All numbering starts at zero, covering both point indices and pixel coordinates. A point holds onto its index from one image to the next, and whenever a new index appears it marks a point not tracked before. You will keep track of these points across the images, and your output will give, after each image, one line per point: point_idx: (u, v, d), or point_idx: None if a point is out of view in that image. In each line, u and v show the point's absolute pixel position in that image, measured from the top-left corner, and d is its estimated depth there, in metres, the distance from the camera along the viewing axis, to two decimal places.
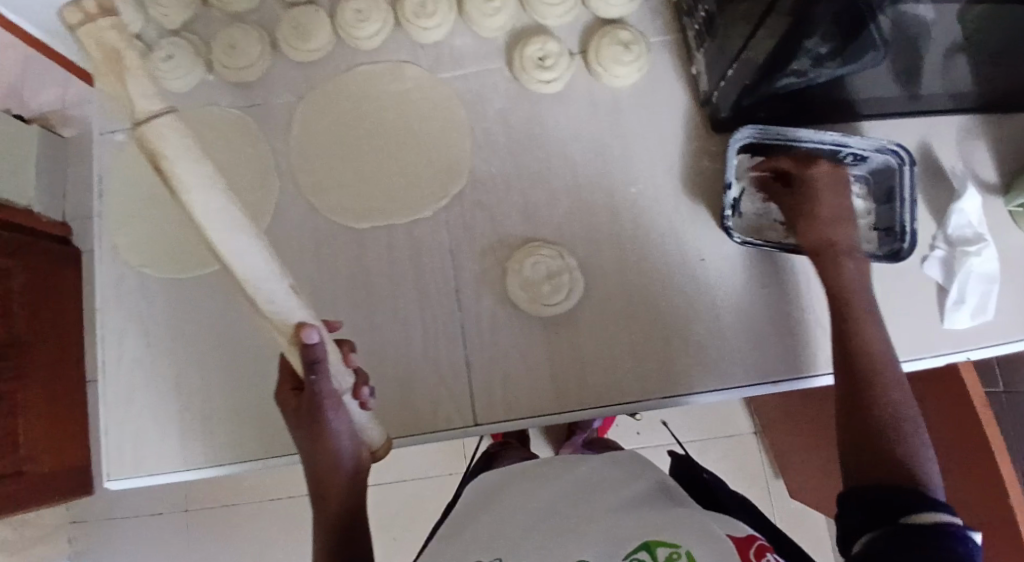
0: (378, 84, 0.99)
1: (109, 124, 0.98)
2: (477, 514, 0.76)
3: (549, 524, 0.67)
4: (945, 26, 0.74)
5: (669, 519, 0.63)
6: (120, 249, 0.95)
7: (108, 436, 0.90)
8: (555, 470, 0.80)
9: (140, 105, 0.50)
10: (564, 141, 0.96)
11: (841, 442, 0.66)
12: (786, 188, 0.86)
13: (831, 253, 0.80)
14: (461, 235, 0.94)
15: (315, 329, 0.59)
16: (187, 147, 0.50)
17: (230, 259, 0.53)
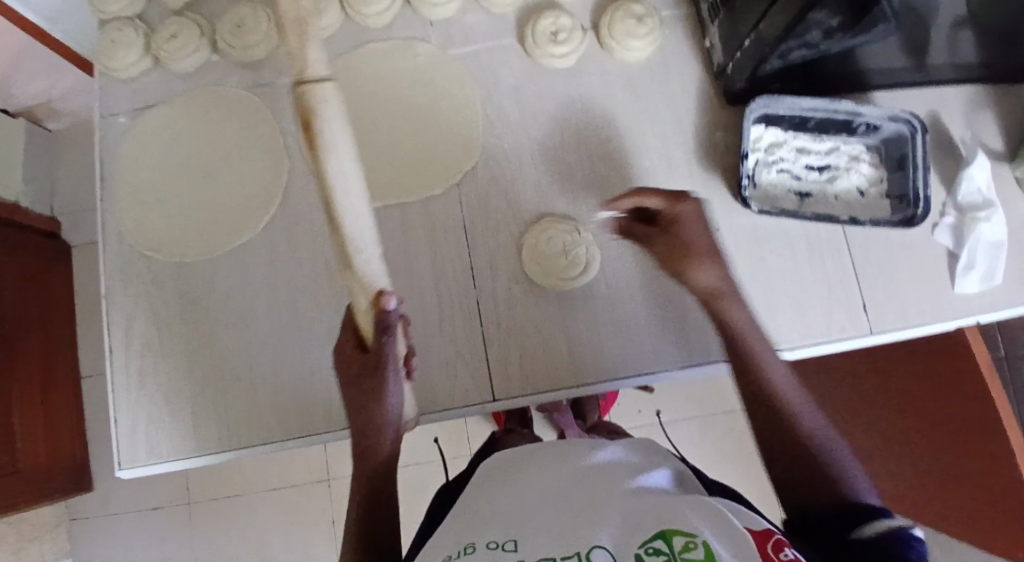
0: (390, 62, 0.98)
1: (113, 107, 0.96)
2: (490, 493, 0.75)
3: (555, 517, 0.65)
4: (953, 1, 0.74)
5: (690, 503, 0.61)
6: (127, 231, 0.93)
7: (118, 422, 0.88)
8: (558, 452, 0.78)
9: (309, 68, 0.58)
10: (578, 115, 0.96)
11: (764, 454, 0.67)
12: (650, 226, 0.80)
13: (717, 301, 0.76)
14: (476, 210, 0.93)
15: (394, 299, 0.64)
16: (342, 116, 0.59)
17: (348, 217, 0.60)
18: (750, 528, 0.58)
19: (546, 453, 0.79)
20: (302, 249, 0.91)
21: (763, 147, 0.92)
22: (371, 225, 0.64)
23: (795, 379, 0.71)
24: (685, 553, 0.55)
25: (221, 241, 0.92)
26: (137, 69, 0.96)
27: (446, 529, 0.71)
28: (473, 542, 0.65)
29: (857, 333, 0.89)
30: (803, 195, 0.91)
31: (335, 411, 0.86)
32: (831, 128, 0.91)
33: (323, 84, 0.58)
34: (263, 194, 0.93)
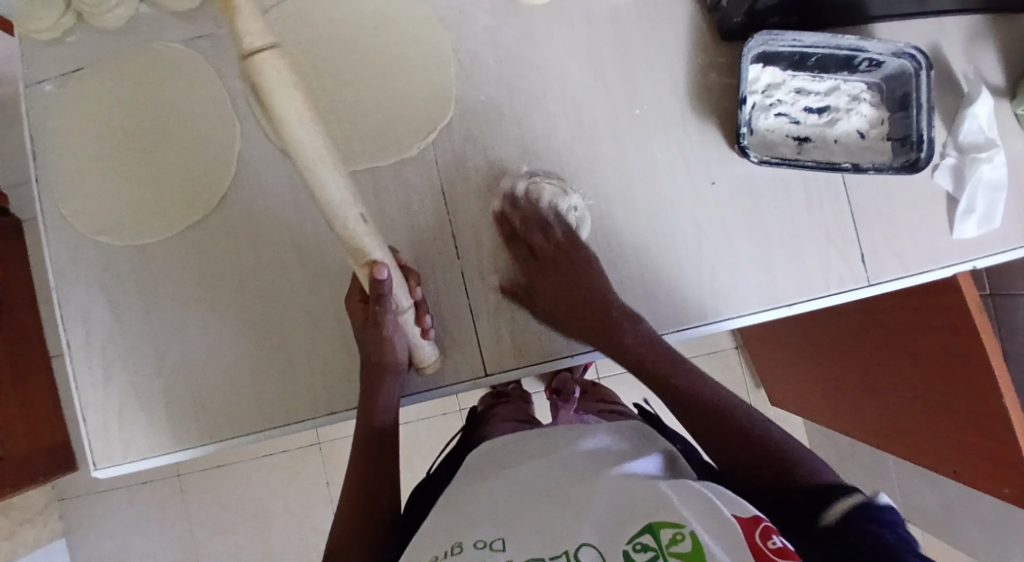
0: (347, 8, 0.88)
1: (37, 74, 0.85)
2: (484, 483, 0.76)
3: (546, 506, 0.66)
4: None
5: (680, 492, 0.63)
6: (71, 216, 0.84)
7: (88, 421, 0.83)
8: (541, 446, 0.80)
9: (247, 38, 0.52)
10: (558, 61, 0.88)
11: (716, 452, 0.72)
12: (531, 251, 0.85)
13: (612, 317, 0.81)
14: (454, 173, 0.87)
15: (385, 268, 0.67)
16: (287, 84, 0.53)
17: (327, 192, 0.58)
18: (738, 513, 0.59)
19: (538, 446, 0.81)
20: (267, 224, 0.84)
21: (760, 89, 0.85)
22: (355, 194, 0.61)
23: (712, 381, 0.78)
24: (673, 546, 0.55)
25: (177, 220, 0.84)
26: (59, 30, 0.84)
27: (440, 512, 0.72)
28: (460, 541, 0.63)
29: (855, 284, 0.86)
30: (802, 140, 0.86)
31: (322, 396, 0.83)
32: (831, 66, 0.85)
33: (260, 52, 0.51)
34: (218, 165, 0.84)
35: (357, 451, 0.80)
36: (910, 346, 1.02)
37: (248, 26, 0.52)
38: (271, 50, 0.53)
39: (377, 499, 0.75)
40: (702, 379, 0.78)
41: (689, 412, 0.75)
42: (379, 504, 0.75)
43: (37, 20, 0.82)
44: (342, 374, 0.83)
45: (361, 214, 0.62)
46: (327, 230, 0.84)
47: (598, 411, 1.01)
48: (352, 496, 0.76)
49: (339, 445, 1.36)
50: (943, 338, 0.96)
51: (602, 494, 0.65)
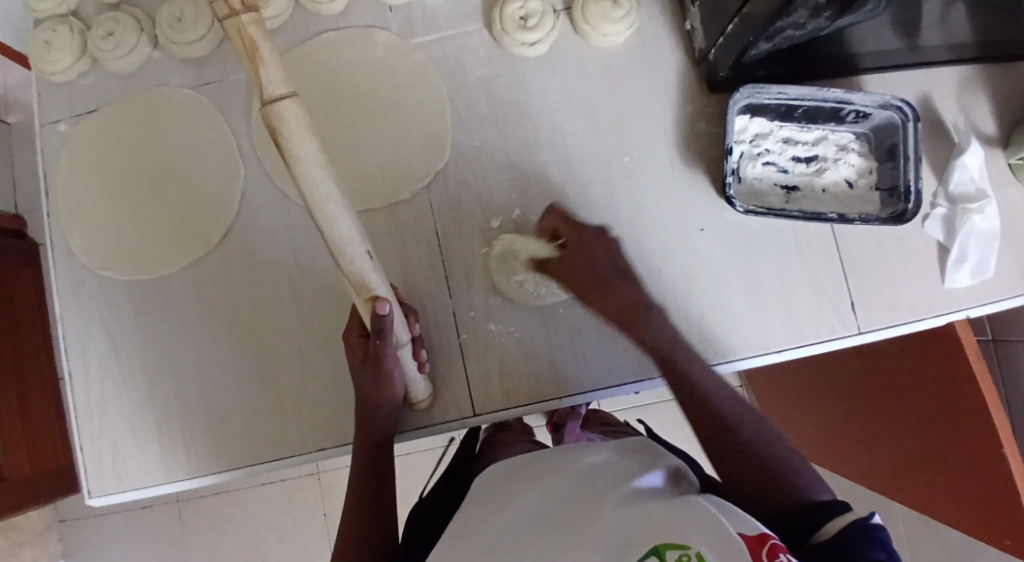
0: (347, 54, 0.92)
1: (50, 114, 0.89)
2: (477, 518, 0.74)
3: (547, 539, 0.65)
4: None
5: (676, 512, 0.60)
6: (77, 252, 0.88)
7: (84, 452, 0.85)
8: (528, 476, 0.79)
9: (268, 86, 0.53)
10: (550, 108, 0.91)
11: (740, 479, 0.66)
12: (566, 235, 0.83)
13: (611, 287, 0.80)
14: (447, 216, 0.89)
15: (387, 303, 0.67)
16: (304, 128, 0.54)
17: (330, 226, 0.59)
18: (744, 533, 0.56)
19: (532, 476, 0.79)
20: (264, 261, 0.86)
21: (747, 138, 0.87)
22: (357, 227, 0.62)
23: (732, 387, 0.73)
24: None
25: (179, 257, 0.86)
26: (74, 72, 0.89)
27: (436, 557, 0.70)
28: None
29: (846, 332, 0.86)
30: (790, 189, 0.87)
31: (310, 432, 0.84)
32: (819, 117, 0.86)
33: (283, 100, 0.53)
34: (219, 203, 0.87)
35: (353, 483, 0.79)
36: (900, 390, 0.97)
37: (269, 76, 0.53)
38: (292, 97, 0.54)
39: (369, 538, 0.75)
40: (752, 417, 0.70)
41: (698, 417, 0.72)
42: (375, 542, 0.74)
43: (53, 61, 0.88)
44: (331, 412, 0.84)
45: (368, 251, 0.63)
46: (322, 266, 0.86)
47: (603, 433, 1.05)
48: (346, 540, 0.75)
49: (336, 475, 1.36)
50: (932, 386, 0.91)
51: (597, 521, 0.64)
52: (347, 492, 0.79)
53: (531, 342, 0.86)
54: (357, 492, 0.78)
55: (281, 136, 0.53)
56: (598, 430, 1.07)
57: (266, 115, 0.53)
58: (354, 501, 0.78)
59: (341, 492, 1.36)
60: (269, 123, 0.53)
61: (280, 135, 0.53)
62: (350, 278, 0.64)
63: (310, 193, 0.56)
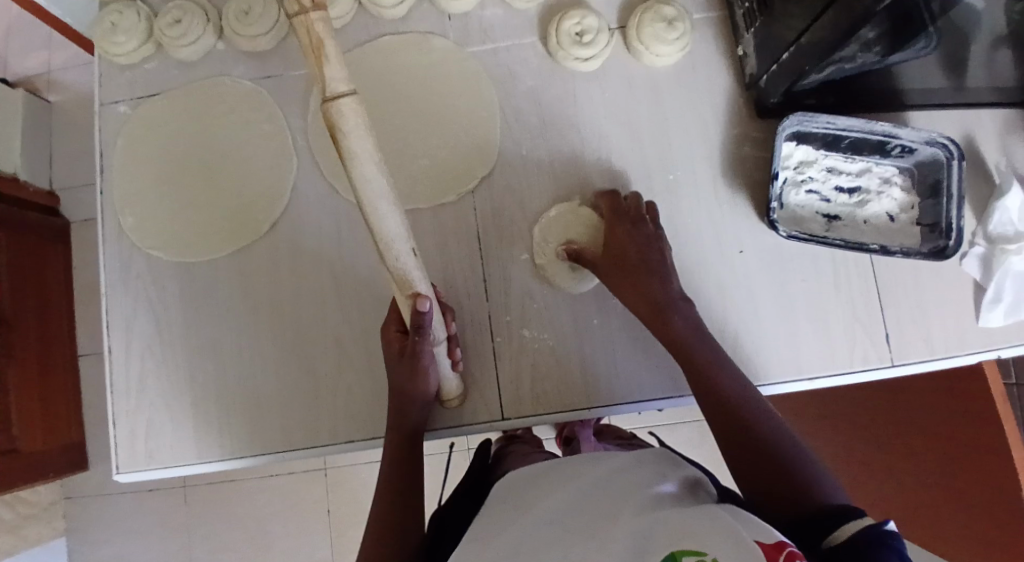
0: (404, 57, 0.94)
1: (110, 94, 0.92)
2: (504, 518, 0.75)
3: (570, 540, 0.65)
4: (989, 21, 0.72)
5: (694, 521, 0.60)
6: (126, 230, 0.90)
7: (117, 426, 0.86)
8: (555, 479, 0.80)
9: (329, 85, 0.56)
10: (598, 123, 0.92)
11: (753, 470, 0.66)
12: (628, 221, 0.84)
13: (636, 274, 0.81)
14: (489, 221, 0.91)
15: (428, 300, 0.69)
16: (362, 125, 0.57)
17: (379, 222, 0.61)
18: (760, 539, 0.55)
19: (557, 480, 0.79)
20: (309, 251, 0.88)
21: (792, 165, 0.88)
22: (404, 224, 0.63)
23: (748, 383, 0.74)
24: None
25: (228, 243, 0.88)
26: (137, 56, 0.92)
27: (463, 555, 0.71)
28: None
29: (879, 363, 0.86)
30: (832, 218, 0.88)
31: (341, 424, 0.85)
32: (864, 149, 0.87)
33: (343, 97, 0.55)
34: (269, 194, 0.89)
35: (384, 477, 0.80)
36: (918, 425, 0.97)
37: (333, 73, 0.55)
38: (352, 96, 0.56)
39: (401, 529, 0.76)
40: (770, 416, 0.70)
41: (718, 416, 0.72)
42: (404, 536, 0.75)
43: (118, 44, 0.90)
44: (363, 405, 0.85)
45: (412, 249, 0.65)
46: (364, 261, 0.88)
47: (618, 443, 1.08)
48: (375, 532, 0.76)
49: (344, 472, 1.37)
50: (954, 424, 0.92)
51: (619, 527, 0.64)
52: (377, 485, 0.80)
53: (565, 349, 0.87)
54: (388, 486, 0.79)
55: (338, 131, 0.56)
56: (612, 438, 1.10)
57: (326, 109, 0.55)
58: (386, 491, 0.78)
59: (348, 488, 1.36)
60: (328, 118, 0.56)
61: (337, 130, 0.56)
62: (393, 274, 0.66)
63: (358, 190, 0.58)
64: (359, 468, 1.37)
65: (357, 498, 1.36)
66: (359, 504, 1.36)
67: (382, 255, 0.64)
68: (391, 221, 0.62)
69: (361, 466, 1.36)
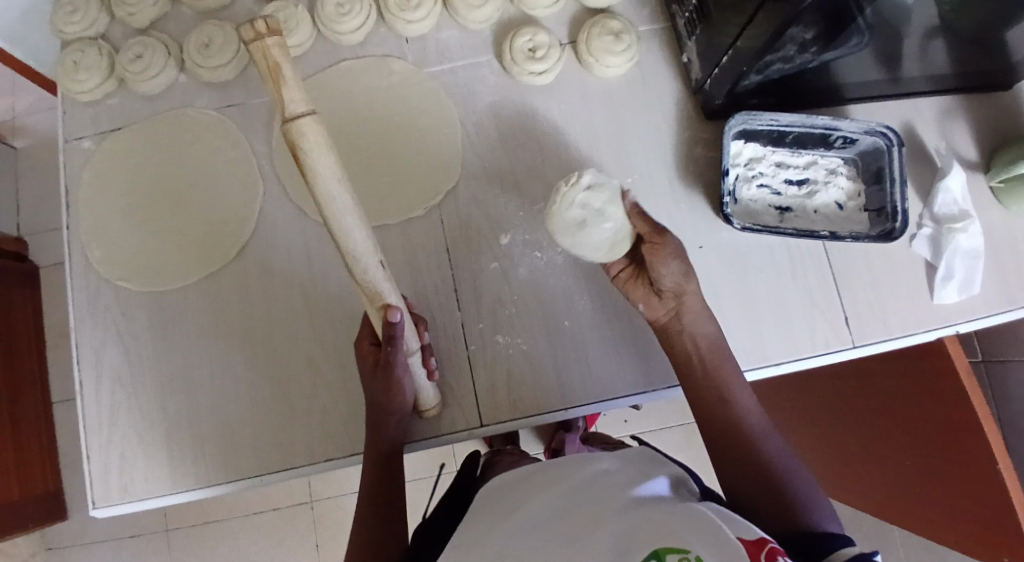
0: (364, 80, 0.97)
1: (74, 131, 0.93)
2: (487, 526, 0.75)
3: (555, 541, 0.66)
4: (919, 10, 0.76)
5: (676, 517, 0.61)
6: (94, 264, 0.90)
7: (91, 463, 0.85)
8: (536, 483, 0.80)
9: (290, 106, 0.58)
10: (556, 132, 0.96)
11: (753, 496, 0.68)
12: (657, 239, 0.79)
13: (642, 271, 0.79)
14: (457, 233, 0.93)
15: (399, 311, 0.70)
16: (322, 142, 0.59)
17: (344, 236, 0.62)
18: (743, 536, 0.57)
19: (539, 482, 0.79)
20: (280, 273, 0.89)
21: (742, 162, 0.92)
22: (370, 236, 0.65)
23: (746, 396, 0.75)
24: None
25: (197, 269, 0.89)
26: (100, 92, 0.93)
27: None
28: None
29: (841, 346, 0.89)
30: (784, 210, 0.91)
31: (320, 442, 0.84)
32: (809, 142, 0.91)
33: (302, 117, 0.58)
34: (237, 219, 0.90)
35: (364, 493, 0.79)
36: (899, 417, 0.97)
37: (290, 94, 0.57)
38: (313, 116, 0.59)
39: (384, 543, 0.76)
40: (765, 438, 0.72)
41: (718, 435, 0.73)
42: (387, 549, 0.75)
43: (80, 81, 0.92)
44: (340, 422, 0.85)
45: (380, 262, 0.67)
46: (334, 278, 0.89)
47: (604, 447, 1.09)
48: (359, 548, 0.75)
49: (329, 502, 1.35)
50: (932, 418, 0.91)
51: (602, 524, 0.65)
52: (358, 501, 0.79)
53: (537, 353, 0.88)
54: (369, 498, 0.79)
55: (300, 150, 0.58)
56: (598, 444, 1.11)
57: (287, 130, 0.58)
58: (369, 503, 0.78)
59: (334, 518, 1.34)
60: (290, 139, 0.58)
61: (298, 150, 0.58)
62: (362, 287, 0.67)
63: (322, 205, 0.60)
64: (345, 497, 1.35)
65: (344, 527, 1.34)
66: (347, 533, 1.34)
67: (349, 269, 0.66)
68: (357, 232, 0.63)
69: (347, 494, 1.35)
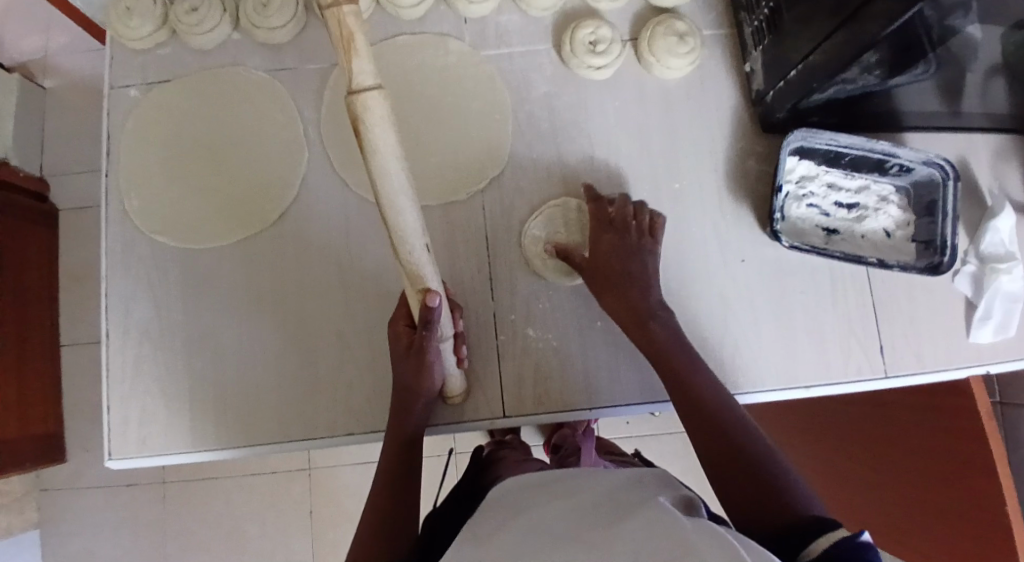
0: (419, 56, 0.95)
1: (122, 78, 0.91)
2: (501, 519, 0.73)
3: (576, 533, 0.64)
4: (988, 47, 0.75)
5: (699, 537, 0.58)
6: (130, 213, 0.89)
7: (110, 413, 0.84)
8: (565, 486, 0.78)
9: (357, 77, 0.57)
10: (608, 129, 0.94)
11: (758, 509, 0.64)
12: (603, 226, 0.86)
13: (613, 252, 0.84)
14: (499, 220, 0.91)
15: (437, 295, 0.69)
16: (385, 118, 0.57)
17: (396, 214, 0.61)
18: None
19: (558, 486, 0.78)
20: (316, 244, 0.88)
21: (794, 179, 0.90)
22: (419, 216, 0.64)
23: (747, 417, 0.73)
24: None
25: (236, 231, 0.88)
26: (152, 41, 0.91)
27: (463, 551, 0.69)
28: None
29: (873, 374, 0.88)
30: (831, 232, 0.91)
31: (343, 416, 0.84)
32: (863, 166, 0.90)
33: (368, 92, 0.56)
34: (281, 185, 0.89)
35: (383, 474, 0.79)
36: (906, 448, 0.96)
37: None
38: (379, 90, 0.57)
39: (402, 524, 0.74)
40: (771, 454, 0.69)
41: (723, 454, 0.69)
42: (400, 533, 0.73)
43: (133, 28, 0.90)
44: (365, 398, 0.84)
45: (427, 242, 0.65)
46: (371, 253, 0.88)
47: (612, 460, 1.07)
48: (374, 522, 0.74)
49: (328, 475, 1.34)
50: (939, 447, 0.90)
51: (623, 525, 0.63)
52: (376, 482, 0.78)
53: (579, 341, 0.88)
54: (389, 475, 0.78)
55: (363, 124, 0.57)
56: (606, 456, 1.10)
57: (351, 102, 0.56)
58: (390, 483, 0.77)
59: (329, 492, 1.33)
60: (352, 112, 0.57)
61: (361, 124, 0.57)
62: (403, 268, 0.67)
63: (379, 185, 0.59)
64: (342, 472, 1.34)
65: (338, 502, 1.33)
66: (341, 508, 1.33)
67: (396, 248, 0.65)
68: (408, 210, 0.62)
69: (344, 469, 1.34)
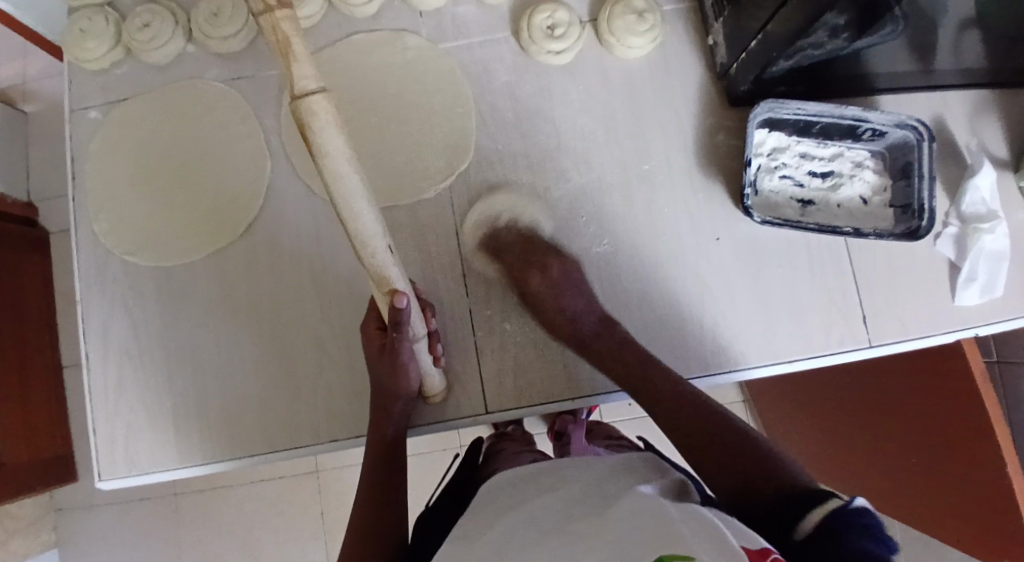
0: (377, 54, 0.94)
1: (82, 100, 0.91)
2: (488, 516, 0.73)
3: (556, 530, 0.64)
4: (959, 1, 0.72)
5: (677, 523, 0.57)
6: (100, 236, 0.89)
7: (97, 435, 0.85)
8: (552, 478, 0.78)
9: None
10: (573, 114, 0.93)
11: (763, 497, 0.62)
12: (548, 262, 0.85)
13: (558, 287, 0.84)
14: (468, 215, 0.91)
15: (405, 296, 0.67)
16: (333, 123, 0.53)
17: None
18: (744, 545, 0.54)
19: (544, 480, 0.78)
20: (287, 253, 0.88)
21: (765, 151, 0.89)
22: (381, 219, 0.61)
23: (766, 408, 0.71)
24: None
25: (207, 245, 0.88)
26: (108, 61, 0.91)
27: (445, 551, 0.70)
28: None
29: (857, 345, 0.87)
30: (806, 203, 0.89)
31: (325, 423, 0.84)
32: (836, 133, 0.88)
33: (312, 95, 0.51)
34: (247, 196, 0.89)
35: (366, 479, 0.79)
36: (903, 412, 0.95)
37: (301, 70, 0.52)
38: (324, 93, 0.53)
39: (386, 525, 0.75)
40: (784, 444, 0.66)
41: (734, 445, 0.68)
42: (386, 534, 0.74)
43: (88, 49, 0.90)
44: (345, 404, 0.84)
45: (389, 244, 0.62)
46: (342, 258, 0.88)
47: (607, 447, 1.07)
48: (357, 527, 0.75)
49: (335, 477, 1.35)
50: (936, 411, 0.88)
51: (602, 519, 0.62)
52: (360, 487, 0.79)
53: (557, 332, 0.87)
54: (371, 478, 0.79)
55: (308, 129, 0.52)
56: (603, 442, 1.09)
57: (295, 107, 0.52)
58: (373, 486, 0.78)
59: (338, 493, 1.35)
60: (298, 117, 0.52)
61: (307, 129, 0.53)
62: (369, 269, 0.63)
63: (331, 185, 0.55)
64: (349, 473, 1.35)
65: (346, 502, 1.35)
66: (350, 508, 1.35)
67: None
68: None
69: (351, 470, 1.35)
